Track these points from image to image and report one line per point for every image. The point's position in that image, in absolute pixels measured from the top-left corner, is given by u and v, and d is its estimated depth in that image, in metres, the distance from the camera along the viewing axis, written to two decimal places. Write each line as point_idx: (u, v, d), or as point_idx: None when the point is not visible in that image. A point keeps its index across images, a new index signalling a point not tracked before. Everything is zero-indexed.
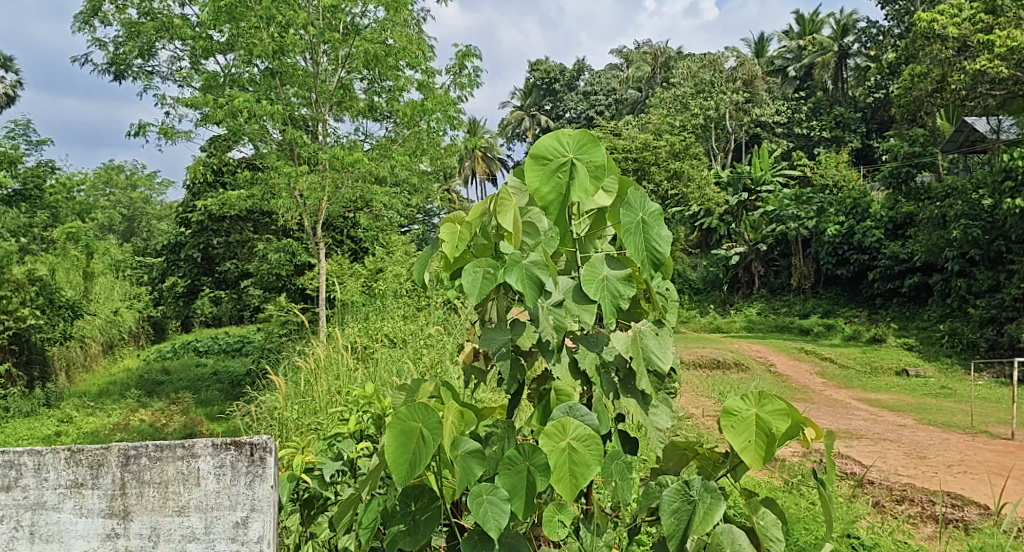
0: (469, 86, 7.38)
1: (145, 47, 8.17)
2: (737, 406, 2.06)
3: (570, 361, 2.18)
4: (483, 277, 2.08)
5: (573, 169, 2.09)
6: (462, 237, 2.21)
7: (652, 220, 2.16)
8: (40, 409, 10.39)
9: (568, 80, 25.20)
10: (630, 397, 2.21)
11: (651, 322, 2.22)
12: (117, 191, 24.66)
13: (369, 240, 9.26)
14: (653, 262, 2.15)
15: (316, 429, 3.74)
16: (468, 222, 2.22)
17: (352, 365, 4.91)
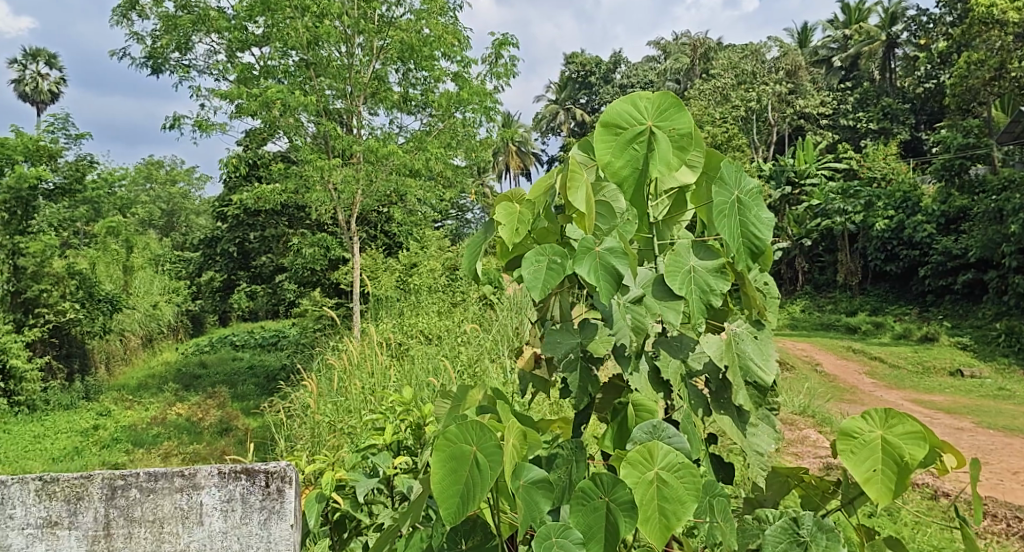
0: (505, 76, 7.21)
1: (181, 41, 8.12)
2: (859, 427, 1.91)
3: (650, 372, 2.04)
4: (548, 269, 1.93)
5: (651, 139, 1.93)
6: (523, 218, 2.04)
7: (746, 200, 1.99)
8: (79, 402, 10.44)
9: (604, 73, 24.90)
10: (723, 414, 2.05)
11: (749, 323, 2.05)
12: (156, 187, 24.89)
13: (404, 235, 9.15)
14: (752, 252, 1.97)
15: (347, 438, 3.60)
16: (528, 201, 2.06)
17: (387, 363, 4.79)
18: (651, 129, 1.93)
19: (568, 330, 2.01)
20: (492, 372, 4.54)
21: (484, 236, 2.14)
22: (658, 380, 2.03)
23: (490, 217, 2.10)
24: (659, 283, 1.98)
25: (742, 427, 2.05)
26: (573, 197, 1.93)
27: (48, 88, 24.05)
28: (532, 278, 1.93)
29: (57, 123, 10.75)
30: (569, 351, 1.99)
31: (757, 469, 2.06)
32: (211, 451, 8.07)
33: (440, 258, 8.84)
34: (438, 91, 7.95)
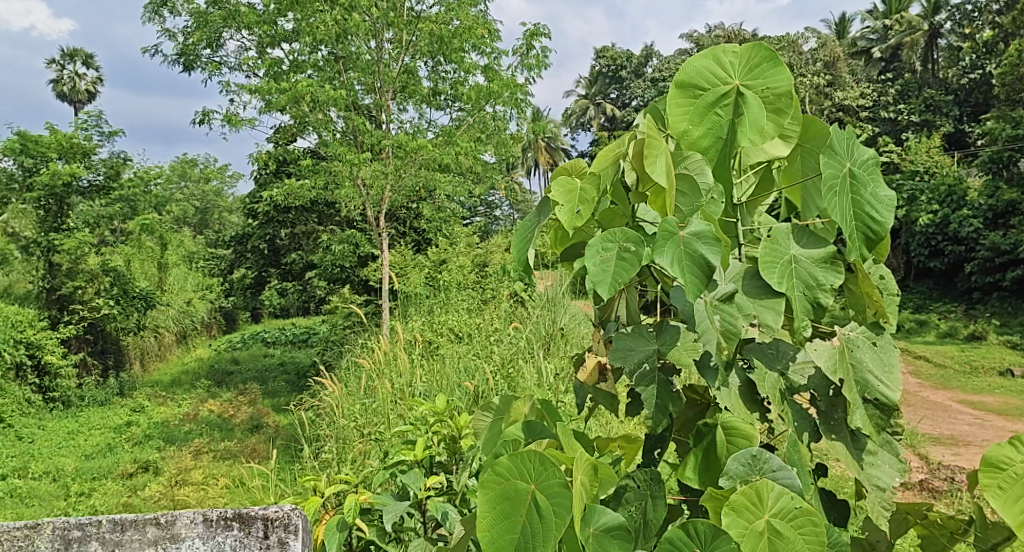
0: (537, 67, 7.05)
1: (212, 37, 8.04)
2: (1007, 458, 1.63)
3: (743, 386, 1.82)
4: (619, 261, 1.73)
5: (740, 101, 1.72)
6: (585, 197, 1.82)
7: (857, 172, 1.77)
8: (113, 398, 10.46)
9: (636, 67, 24.50)
10: (835, 440, 1.81)
11: (866, 328, 1.82)
12: (190, 185, 25.10)
13: (433, 231, 9.03)
14: (866, 238, 1.75)
15: (376, 442, 3.47)
16: (592, 174, 1.84)
17: (416, 362, 4.66)
18: (739, 89, 1.72)
19: (640, 335, 1.81)
20: (527, 373, 4.38)
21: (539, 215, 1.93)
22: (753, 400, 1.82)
23: (546, 198, 1.87)
24: (752, 275, 1.77)
25: (858, 455, 1.81)
26: (651, 170, 1.72)
27: (86, 88, 24.32)
28: (602, 269, 1.73)
29: (91, 120, 10.79)
30: (642, 360, 1.79)
31: (880, 508, 1.79)
32: (241, 449, 7.99)
33: (469, 254, 8.72)
34: (469, 83, 7.81)
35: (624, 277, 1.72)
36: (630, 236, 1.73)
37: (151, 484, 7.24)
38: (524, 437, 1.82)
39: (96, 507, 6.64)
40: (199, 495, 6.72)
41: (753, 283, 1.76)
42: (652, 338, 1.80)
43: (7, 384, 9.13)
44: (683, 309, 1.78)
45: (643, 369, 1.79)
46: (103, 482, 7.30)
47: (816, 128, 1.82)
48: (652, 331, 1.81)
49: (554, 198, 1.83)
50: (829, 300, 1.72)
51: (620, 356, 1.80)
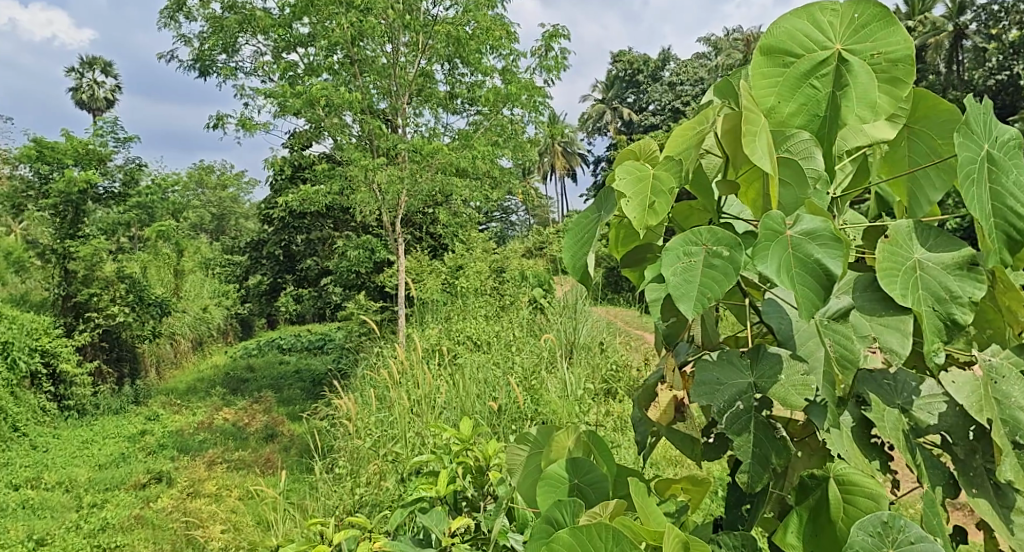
0: (556, 69, 6.90)
1: (228, 42, 7.94)
2: None
3: (856, 424, 1.48)
4: (706, 272, 1.37)
5: (842, 68, 1.41)
6: (661, 188, 1.46)
7: (996, 156, 1.45)
8: (129, 407, 10.38)
9: (652, 72, 23.80)
10: (978, 496, 1.45)
11: (1012, 355, 1.46)
12: (208, 193, 25.14)
13: (449, 236, 8.90)
14: (1010, 239, 1.41)
15: (395, 463, 3.32)
16: (668, 159, 1.49)
17: (435, 372, 4.52)
18: (841, 54, 1.41)
19: (730, 364, 1.45)
20: (550, 386, 4.22)
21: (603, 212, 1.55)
22: (867, 440, 1.48)
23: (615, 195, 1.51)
24: (868, 285, 1.44)
25: (1005, 516, 1.43)
26: (750, 149, 1.37)
27: (106, 95, 24.33)
28: (689, 278, 1.37)
29: (106, 127, 10.72)
30: (736, 397, 1.43)
31: None
32: (255, 458, 7.87)
33: (486, 260, 8.56)
34: (487, 86, 7.68)
35: (719, 291, 1.35)
36: (725, 238, 1.38)
37: (164, 494, 7.13)
38: (571, 477, 1.59)
39: (107, 519, 6.52)
40: (213, 508, 6.60)
41: (873, 295, 1.42)
42: (746, 370, 1.44)
43: (22, 392, 9.03)
44: (778, 326, 1.44)
45: (738, 407, 1.42)
46: (115, 494, 7.19)
47: (934, 107, 1.51)
48: (746, 359, 1.45)
49: (623, 189, 1.47)
50: (966, 316, 1.37)
51: (709, 393, 1.44)
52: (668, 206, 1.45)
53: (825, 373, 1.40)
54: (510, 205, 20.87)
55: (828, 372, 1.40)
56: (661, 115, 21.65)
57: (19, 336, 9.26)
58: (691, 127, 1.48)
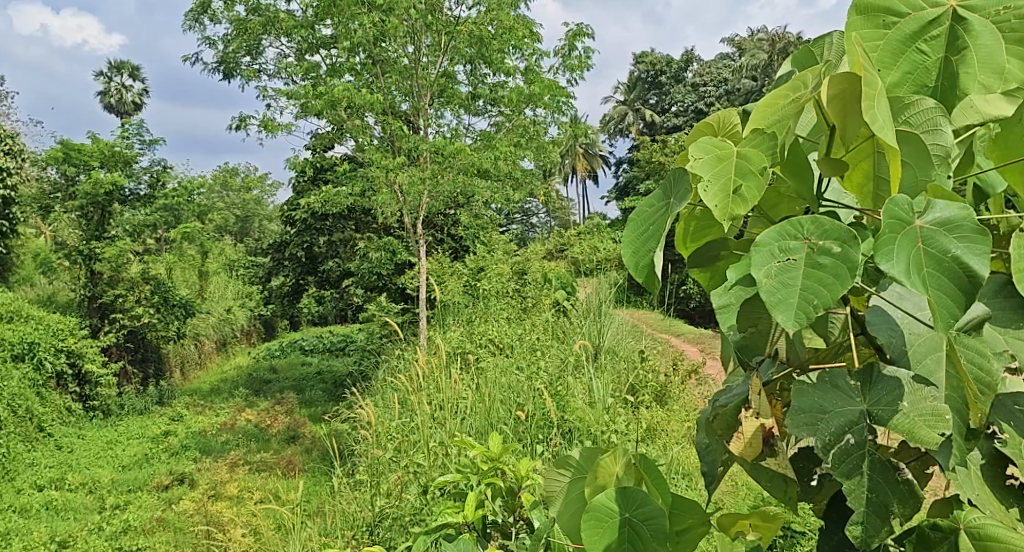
0: (579, 69, 6.83)
1: (252, 44, 7.92)
2: None
3: (985, 462, 1.00)
4: (813, 270, 0.88)
5: (963, 33, 0.94)
6: (750, 164, 0.98)
7: None
8: (152, 407, 10.39)
9: (675, 72, 23.76)
10: None
11: None
12: (232, 195, 25.31)
13: (470, 239, 8.82)
14: None
15: (416, 470, 3.22)
16: (754, 134, 1.01)
17: (459, 378, 4.43)
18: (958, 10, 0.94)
19: (836, 388, 0.96)
20: (577, 398, 4.11)
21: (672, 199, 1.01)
22: (1003, 483, 1.01)
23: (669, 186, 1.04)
24: (999, 288, 0.95)
25: None
26: (867, 116, 0.91)
27: (134, 99, 24.59)
28: (788, 282, 0.89)
29: (132, 129, 10.79)
30: (845, 429, 0.94)
31: None
32: (277, 460, 7.84)
33: (507, 262, 8.49)
34: (509, 87, 7.63)
35: (831, 299, 0.87)
36: (838, 227, 0.89)
37: (186, 497, 7.12)
38: (623, 512, 1.14)
39: (129, 521, 6.52)
40: (236, 511, 6.59)
41: (1012, 300, 0.94)
42: (856, 395, 0.95)
43: (47, 392, 9.07)
44: (888, 339, 0.97)
45: (848, 442, 0.93)
46: (138, 495, 7.20)
47: None
48: (853, 382, 0.96)
49: (699, 172, 0.99)
50: None
51: (810, 423, 0.94)
52: (761, 190, 0.96)
53: (952, 387, 0.92)
54: (531, 207, 20.82)
55: (957, 392, 0.91)
56: (684, 117, 21.53)
57: (45, 337, 9.31)
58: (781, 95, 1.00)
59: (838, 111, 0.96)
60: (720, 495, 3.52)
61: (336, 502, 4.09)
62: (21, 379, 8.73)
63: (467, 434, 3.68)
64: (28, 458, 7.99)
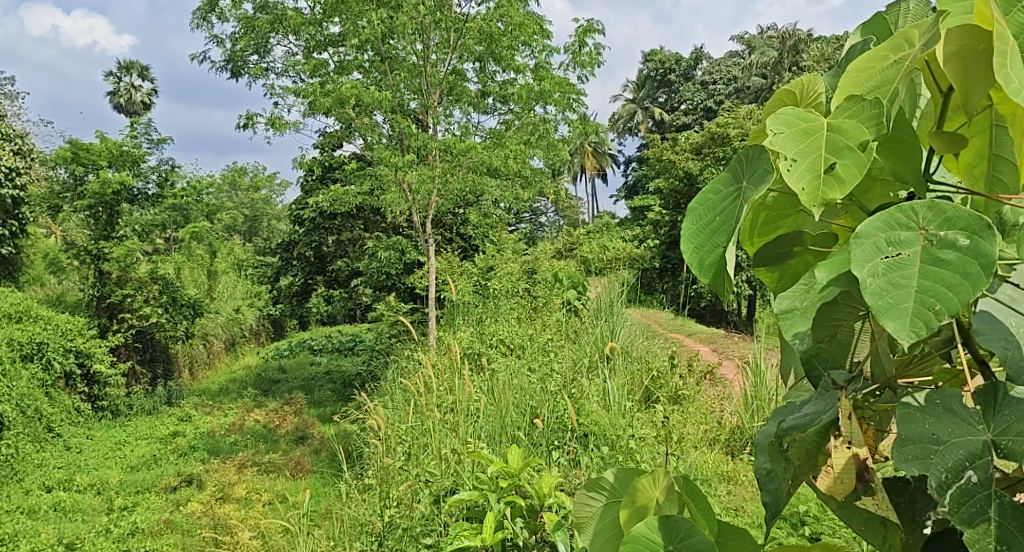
0: (590, 65, 6.75)
1: (260, 42, 7.86)
2: None
3: None
4: (936, 272, 0.81)
5: None
6: (842, 144, 0.88)
7: None
8: (161, 407, 10.36)
9: (685, 70, 23.66)
10: None
11: None
12: (240, 194, 25.26)
13: (479, 238, 8.76)
14: None
15: (428, 479, 3.18)
16: (848, 104, 0.90)
17: (472, 384, 4.39)
18: None
19: (951, 414, 0.86)
20: (592, 401, 4.05)
21: (750, 187, 0.92)
22: None
23: (746, 170, 0.94)
24: None
25: None
26: (1004, 75, 0.81)
27: (143, 99, 24.56)
28: (901, 285, 0.82)
29: (140, 128, 10.74)
30: (965, 465, 0.84)
31: None
32: (286, 461, 7.80)
33: (516, 261, 8.43)
34: (519, 84, 7.56)
35: (957, 306, 0.79)
36: (965, 219, 0.82)
37: (194, 498, 7.07)
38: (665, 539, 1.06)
39: (136, 524, 6.48)
40: (244, 513, 6.54)
41: None
42: (978, 423, 0.86)
43: (56, 393, 9.03)
44: (1003, 352, 0.90)
45: (969, 480, 0.83)
46: (146, 496, 7.16)
47: None
48: (972, 406, 0.87)
49: (781, 149, 0.90)
50: None
51: (922, 458, 0.85)
52: (857, 169, 0.87)
53: None
54: (539, 206, 20.74)
55: None
56: (693, 115, 21.37)
57: (53, 337, 9.27)
58: (883, 52, 0.90)
59: (958, 69, 0.86)
60: (737, 500, 3.46)
61: (349, 505, 4.04)
62: (30, 379, 8.70)
63: (480, 439, 3.61)
64: (37, 459, 7.95)
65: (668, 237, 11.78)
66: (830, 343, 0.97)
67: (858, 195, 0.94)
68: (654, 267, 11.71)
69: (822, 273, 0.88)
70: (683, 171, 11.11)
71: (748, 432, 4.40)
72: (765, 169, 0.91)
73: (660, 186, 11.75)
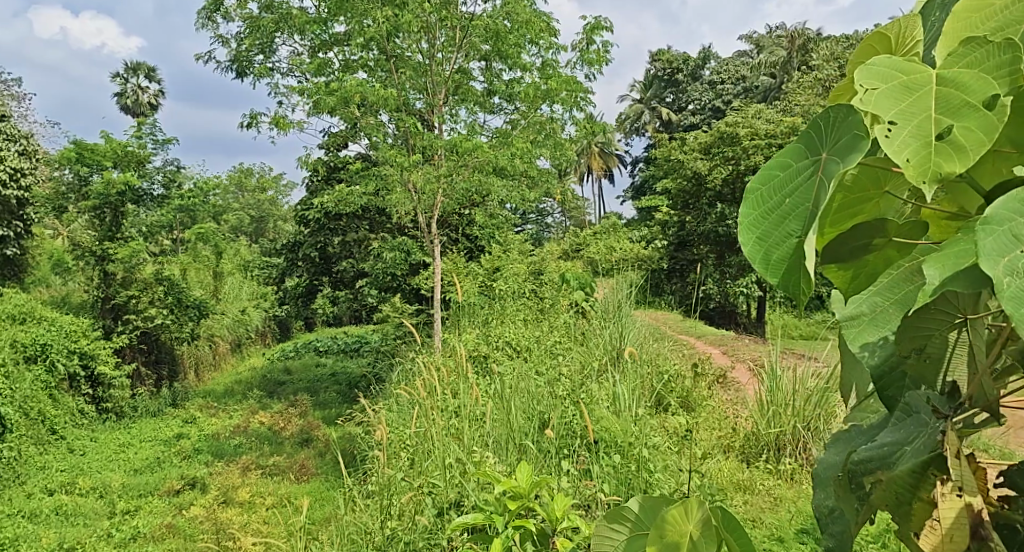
0: (598, 63, 6.65)
1: (265, 42, 7.79)
2: None
3: None
4: None
5: None
6: (954, 105, 0.85)
7: None
8: (166, 409, 10.30)
9: (692, 70, 23.50)
10: None
11: None
12: (246, 195, 25.16)
13: (485, 239, 8.66)
14: None
15: (433, 490, 3.10)
16: (956, 59, 0.87)
17: (480, 389, 4.29)
18: None
19: None
20: (602, 405, 3.96)
21: (833, 155, 0.89)
22: None
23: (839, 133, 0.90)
24: None
25: None
26: None
27: (149, 100, 24.47)
28: None
29: (145, 129, 10.67)
30: None
31: None
32: (290, 464, 7.73)
33: (523, 262, 8.34)
34: (525, 82, 7.46)
35: None
36: None
37: (198, 502, 6.99)
38: None
39: (138, 528, 6.42)
40: (247, 518, 6.46)
41: None
42: None
43: (60, 394, 8.97)
44: None
45: None
46: (149, 500, 7.08)
47: None
48: None
49: (879, 110, 0.86)
50: None
51: None
52: (974, 133, 0.83)
53: None
54: (545, 206, 20.61)
55: None
56: (701, 114, 21.20)
57: (58, 339, 9.21)
58: None
59: None
60: (754, 509, 3.38)
61: (354, 511, 3.98)
62: (34, 381, 8.64)
63: (486, 448, 3.51)
64: (40, 461, 7.89)
65: (677, 237, 11.66)
66: (917, 357, 0.98)
67: (969, 171, 0.91)
68: (662, 268, 11.60)
69: (930, 269, 0.84)
70: (691, 171, 10.99)
71: (763, 439, 4.32)
72: (855, 128, 0.88)
73: (669, 186, 11.63)
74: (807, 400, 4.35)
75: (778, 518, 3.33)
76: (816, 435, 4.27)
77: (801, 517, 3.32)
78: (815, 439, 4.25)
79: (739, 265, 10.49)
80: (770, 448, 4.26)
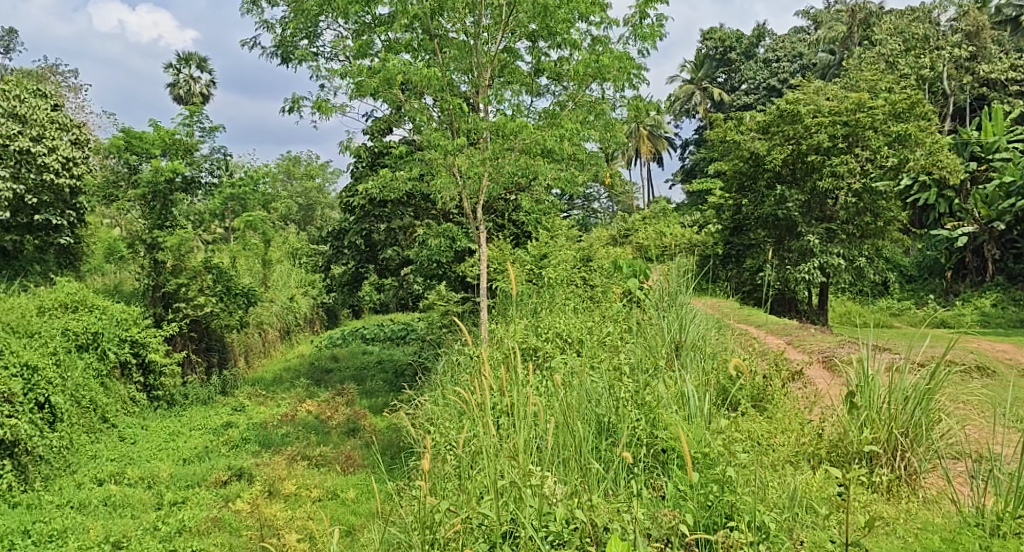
0: (652, 38, 6.30)
1: (310, 26, 7.56)
2: None
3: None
4: None
5: None
6: None
7: None
8: (217, 396, 10.18)
9: (746, 48, 22.78)
10: None
11: None
12: (294, 182, 25.00)
13: (532, 225, 8.30)
14: None
15: None
16: None
17: (532, 398, 4.05)
18: None
19: None
20: (672, 416, 3.92)
21: None
22: None
23: None
24: None
25: None
26: None
27: (199, 89, 24.42)
28: None
29: (193, 118, 10.56)
30: None
31: None
32: (337, 455, 7.54)
33: (572, 248, 8.00)
34: (575, 60, 7.15)
35: None
36: None
37: (243, 493, 6.82)
38: None
39: (184, 521, 6.29)
40: (292, 514, 6.29)
41: None
42: None
43: (112, 382, 8.94)
44: None
45: None
46: (196, 491, 6.95)
47: None
48: None
49: None
50: None
51: None
52: None
53: None
54: (591, 190, 20.08)
55: None
56: (756, 94, 20.51)
57: (110, 327, 9.13)
58: None
59: None
60: (851, 529, 3.50)
61: (403, 518, 3.76)
62: (86, 369, 8.60)
63: (551, 469, 3.74)
64: (91, 450, 7.83)
65: (732, 221, 11.17)
66: None
67: None
68: (717, 253, 11.17)
69: None
70: (748, 151, 10.44)
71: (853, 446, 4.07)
72: None
73: (724, 168, 11.13)
74: (904, 405, 4.10)
75: (886, 545, 3.51)
76: (914, 442, 4.05)
77: (912, 543, 3.51)
78: (914, 446, 4.04)
79: (800, 250, 9.99)
80: (863, 458, 4.00)
